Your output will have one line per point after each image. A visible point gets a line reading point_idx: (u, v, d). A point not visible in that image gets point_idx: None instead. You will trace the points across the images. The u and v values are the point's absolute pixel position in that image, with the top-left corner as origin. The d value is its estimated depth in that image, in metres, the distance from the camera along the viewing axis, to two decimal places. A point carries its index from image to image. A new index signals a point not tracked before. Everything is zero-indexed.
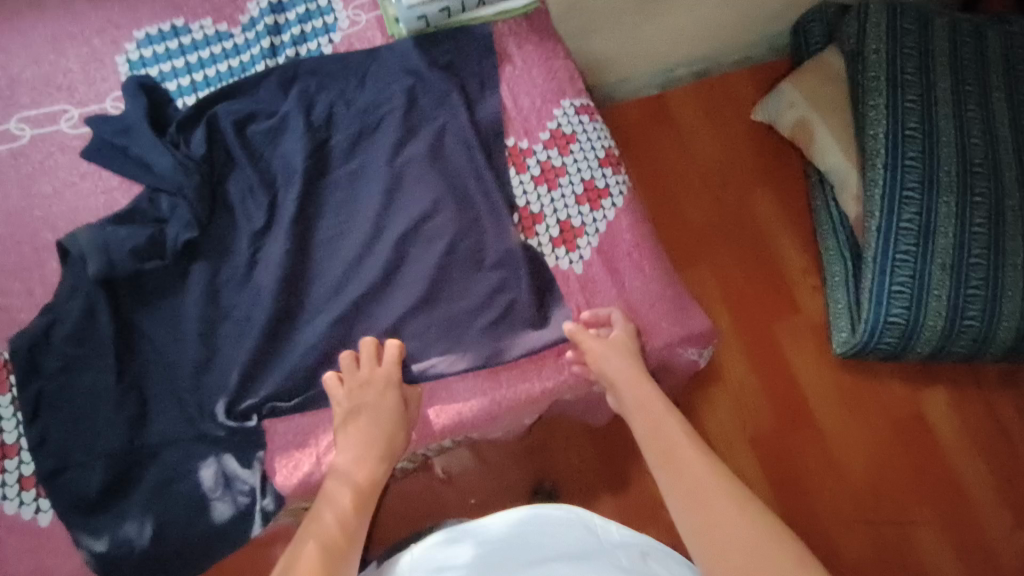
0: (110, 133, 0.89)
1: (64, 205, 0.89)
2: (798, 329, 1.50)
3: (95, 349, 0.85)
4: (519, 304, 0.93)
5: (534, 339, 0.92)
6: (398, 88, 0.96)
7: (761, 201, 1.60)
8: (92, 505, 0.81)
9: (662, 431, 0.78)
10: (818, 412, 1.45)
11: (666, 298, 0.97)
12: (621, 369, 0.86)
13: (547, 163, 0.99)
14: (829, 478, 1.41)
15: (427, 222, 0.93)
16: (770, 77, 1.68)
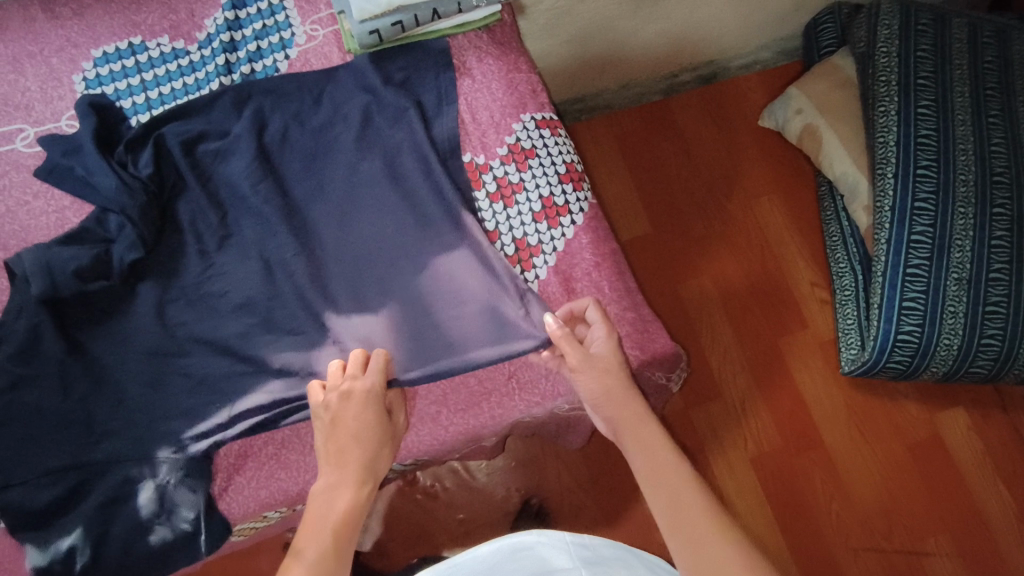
0: (60, 154, 0.87)
1: (17, 225, 0.88)
2: (804, 345, 1.42)
3: (42, 368, 0.79)
4: (488, 316, 0.86)
5: (505, 346, 0.85)
6: (353, 105, 0.94)
7: (768, 208, 1.52)
8: (32, 520, 0.76)
9: (658, 458, 0.73)
10: (826, 434, 1.37)
11: (627, 321, 0.90)
12: (602, 387, 0.78)
13: (504, 179, 0.95)
14: (837, 503, 1.32)
15: (384, 240, 0.89)
16: (779, 80, 1.61)
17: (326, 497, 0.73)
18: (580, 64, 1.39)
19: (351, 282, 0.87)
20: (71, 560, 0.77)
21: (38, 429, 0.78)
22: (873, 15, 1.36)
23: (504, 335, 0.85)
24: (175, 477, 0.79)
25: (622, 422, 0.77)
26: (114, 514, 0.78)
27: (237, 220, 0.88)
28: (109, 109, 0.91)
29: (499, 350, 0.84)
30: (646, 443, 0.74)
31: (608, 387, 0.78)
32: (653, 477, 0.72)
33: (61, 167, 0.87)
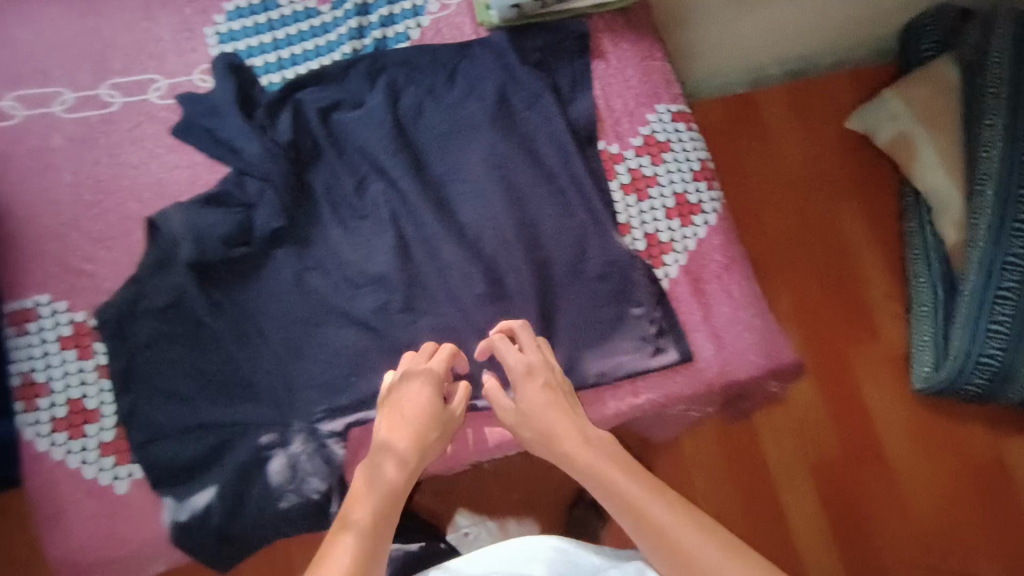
0: (200, 114, 0.87)
1: (150, 177, 0.86)
2: (874, 359, 1.28)
3: (184, 327, 0.82)
4: (634, 317, 0.87)
5: (644, 360, 0.86)
6: (490, 84, 0.92)
7: (845, 213, 1.36)
8: (177, 475, 0.79)
9: (618, 491, 0.71)
10: (899, 463, 1.24)
11: (754, 327, 0.88)
12: (529, 431, 0.78)
13: (638, 171, 0.92)
14: (896, 523, 1.21)
15: (524, 228, 0.88)
16: (868, 75, 1.42)
17: (371, 485, 0.71)
18: (730, 46, 1.31)
19: (480, 265, 0.87)
20: (207, 517, 0.78)
21: (166, 378, 0.81)
22: (987, 22, 1.20)
23: (648, 343, 0.86)
24: (306, 446, 0.81)
25: (573, 457, 0.75)
26: (249, 477, 0.80)
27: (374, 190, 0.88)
28: (245, 70, 0.89)
29: (638, 362, 0.86)
30: (599, 475, 0.73)
31: (533, 421, 0.78)
32: (617, 501, 0.71)
33: (202, 128, 0.87)
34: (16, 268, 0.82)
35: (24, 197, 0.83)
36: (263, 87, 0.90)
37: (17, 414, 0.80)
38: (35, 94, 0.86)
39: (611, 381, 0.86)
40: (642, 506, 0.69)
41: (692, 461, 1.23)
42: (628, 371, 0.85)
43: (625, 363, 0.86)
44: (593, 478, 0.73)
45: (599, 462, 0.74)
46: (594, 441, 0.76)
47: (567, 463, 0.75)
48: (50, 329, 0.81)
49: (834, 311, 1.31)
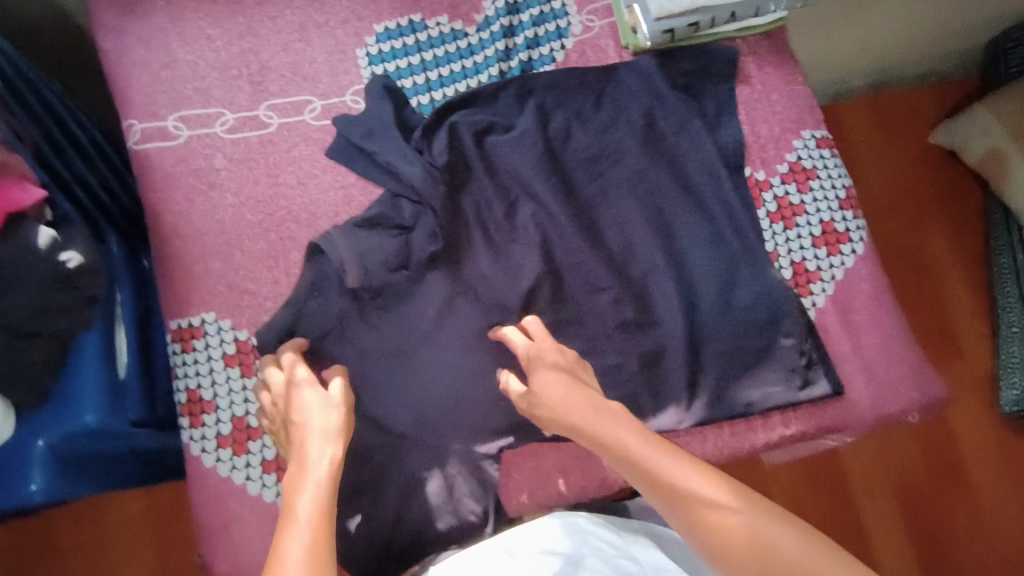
0: (357, 136, 0.87)
1: (306, 197, 0.87)
2: (959, 375, 1.36)
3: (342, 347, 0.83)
4: (782, 349, 0.86)
5: (793, 392, 0.85)
6: (637, 109, 0.91)
7: (932, 231, 1.44)
8: (340, 496, 0.80)
9: (664, 480, 0.61)
10: (979, 489, 1.31)
11: (905, 362, 0.87)
12: (548, 406, 0.70)
13: (784, 199, 0.91)
14: (977, 541, 1.28)
15: (672, 255, 0.88)
16: (953, 96, 1.51)
17: (304, 479, 0.63)
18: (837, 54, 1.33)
19: (629, 291, 0.87)
20: (370, 539, 0.80)
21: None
22: None
23: (795, 377, 0.85)
24: (462, 469, 0.82)
25: (625, 448, 0.64)
26: (410, 498, 0.81)
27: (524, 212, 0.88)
28: (399, 92, 0.89)
29: (787, 395, 0.85)
30: (593, 436, 0.66)
31: (563, 407, 0.69)
32: (634, 469, 0.63)
33: (357, 149, 0.88)
34: (184, 285, 0.83)
35: (190, 216, 0.85)
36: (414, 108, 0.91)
37: (184, 429, 0.80)
38: (198, 114, 0.88)
39: (756, 413, 0.85)
40: (674, 479, 0.61)
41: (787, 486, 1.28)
42: (774, 404, 0.85)
43: (769, 396, 0.85)
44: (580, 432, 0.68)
45: (624, 431, 0.66)
46: (596, 404, 0.68)
47: (577, 432, 0.68)
48: (216, 346, 0.83)
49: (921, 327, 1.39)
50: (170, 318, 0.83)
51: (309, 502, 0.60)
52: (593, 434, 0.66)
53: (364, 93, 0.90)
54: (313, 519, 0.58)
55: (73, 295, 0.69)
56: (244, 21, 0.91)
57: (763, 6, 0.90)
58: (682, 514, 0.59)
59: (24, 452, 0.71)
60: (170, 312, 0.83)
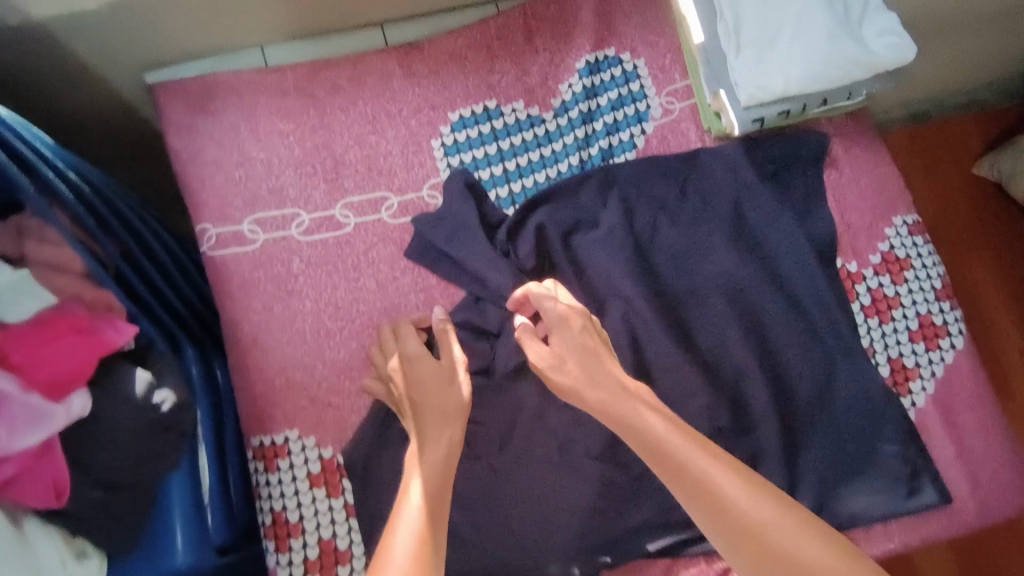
0: (440, 238, 0.84)
1: (387, 302, 0.84)
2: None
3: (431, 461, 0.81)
4: (885, 455, 0.82)
5: (899, 502, 0.81)
6: (725, 201, 0.88)
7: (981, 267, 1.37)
8: None
9: (671, 461, 0.63)
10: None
11: (1011, 465, 0.84)
12: (597, 400, 0.69)
13: (879, 292, 0.87)
14: None
15: (767, 355, 0.85)
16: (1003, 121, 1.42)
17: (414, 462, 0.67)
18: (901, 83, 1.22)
19: (724, 394, 0.83)
20: None
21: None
22: None
23: (901, 484, 0.81)
24: None
25: (634, 425, 0.66)
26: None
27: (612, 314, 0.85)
28: (480, 187, 0.86)
29: (892, 505, 0.81)
30: (640, 439, 0.66)
31: (602, 407, 0.69)
32: (644, 445, 0.65)
33: (440, 251, 0.85)
34: (266, 400, 0.81)
35: (270, 325, 0.82)
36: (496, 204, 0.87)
37: (270, 555, 0.77)
38: (274, 216, 0.85)
39: (860, 525, 0.81)
40: (673, 450, 0.64)
41: None
42: (878, 514, 0.81)
43: (871, 506, 0.81)
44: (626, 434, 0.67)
45: (661, 430, 0.65)
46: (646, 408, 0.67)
47: (622, 431, 0.67)
48: (300, 466, 0.79)
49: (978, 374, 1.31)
50: (250, 435, 0.80)
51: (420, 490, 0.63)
52: (637, 430, 0.66)
53: (443, 188, 0.86)
54: (421, 506, 0.61)
55: (163, 440, 0.69)
56: (316, 114, 0.88)
57: (856, 90, 0.86)
58: (722, 531, 0.59)
59: None
60: (252, 428, 0.80)
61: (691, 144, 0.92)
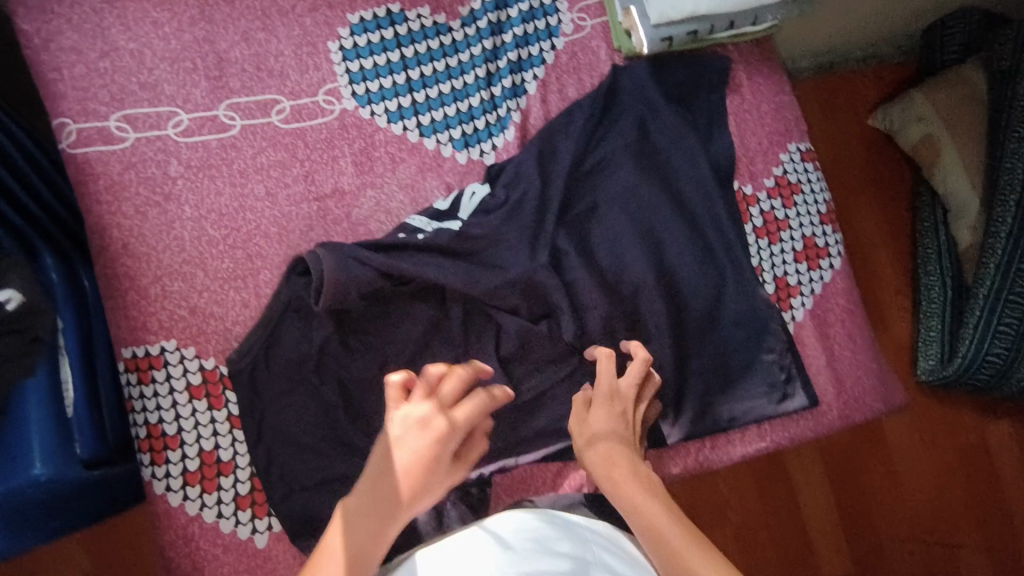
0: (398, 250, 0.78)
1: (275, 210, 0.80)
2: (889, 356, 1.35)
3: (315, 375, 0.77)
4: (762, 363, 0.88)
5: (771, 406, 0.88)
6: (630, 120, 0.87)
7: (873, 214, 1.39)
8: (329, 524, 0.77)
9: (620, 491, 0.64)
10: (891, 450, 1.33)
11: (871, 372, 0.93)
12: (621, 505, 0.63)
13: (770, 214, 0.92)
14: (895, 506, 1.32)
15: (665, 270, 0.87)
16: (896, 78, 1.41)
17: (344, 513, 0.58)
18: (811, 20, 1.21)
19: (620, 308, 0.85)
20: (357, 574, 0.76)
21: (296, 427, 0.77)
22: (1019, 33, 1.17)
23: (772, 390, 0.88)
24: (452, 495, 0.79)
25: (601, 467, 0.67)
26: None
27: (506, 227, 0.81)
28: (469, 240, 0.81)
29: (765, 409, 0.88)
30: (658, 544, 0.57)
31: (625, 501, 0.63)
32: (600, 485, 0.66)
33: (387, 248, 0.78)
34: (139, 311, 0.76)
35: (141, 230, 0.76)
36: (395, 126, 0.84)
37: (146, 467, 0.75)
38: (147, 114, 0.78)
39: (734, 427, 0.88)
40: (620, 488, 0.64)
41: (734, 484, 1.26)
42: (751, 418, 0.88)
43: (736, 409, 0.88)
44: (651, 542, 0.58)
45: (676, 540, 0.57)
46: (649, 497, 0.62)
47: (635, 520, 0.60)
48: (179, 378, 0.77)
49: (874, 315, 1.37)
50: (122, 346, 0.76)
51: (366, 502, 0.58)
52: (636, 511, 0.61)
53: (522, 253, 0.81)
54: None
55: (13, 340, 0.63)
56: (196, 4, 0.80)
57: (761, 15, 0.87)
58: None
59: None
60: (123, 338, 0.76)
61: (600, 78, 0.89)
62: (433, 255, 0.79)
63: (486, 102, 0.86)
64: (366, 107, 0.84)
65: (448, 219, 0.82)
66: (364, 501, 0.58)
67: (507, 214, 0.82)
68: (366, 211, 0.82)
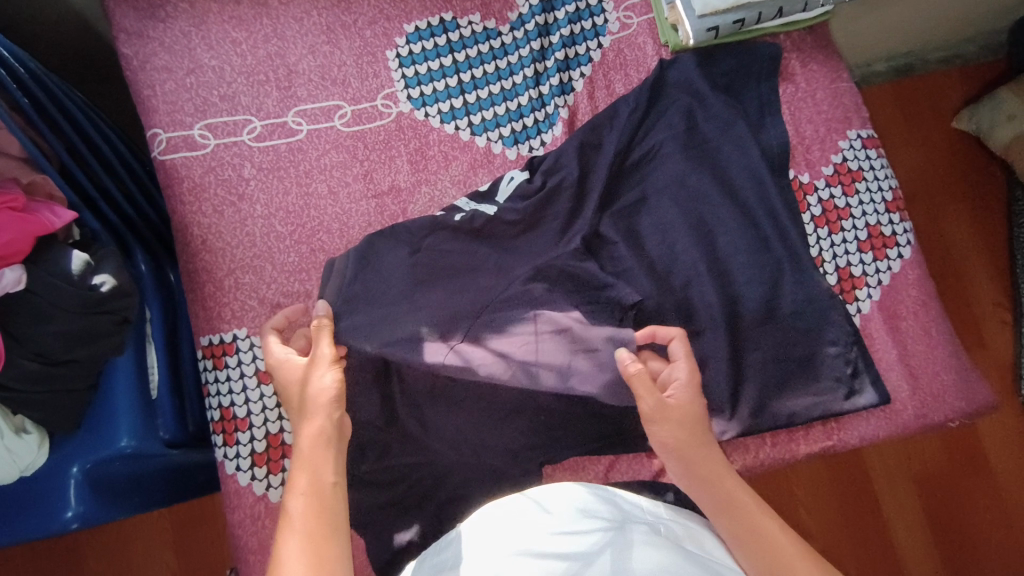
0: (445, 242, 0.80)
1: (337, 207, 0.86)
2: (981, 370, 1.24)
3: (364, 366, 0.78)
4: (828, 358, 0.83)
5: (837, 402, 0.83)
6: (676, 110, 0.87)
7: (960, 222, 1.29)
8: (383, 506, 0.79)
9: (730, 496, 0.64)
10: (1000, 478, 1.20)
11: (952, 368, 0.85)
12: (705, 490, 0.65)
13: (830, 203, 0.89)
14: (1001, 534, 1.18)
15: (717, 258, 0.84)
16: (981, 78, 1.33)
17: (297, 469, 0.60)
18: (881, 26, 1.17)
19: (671, 299, 0.83)
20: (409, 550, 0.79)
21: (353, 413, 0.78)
22: None
23: (841, 386, 0.83)
24: (503, 483, 0.79)
25: (712, 478, 0.66)
26: (454, 512, 0.79)
27: (550, 217, 0.82)
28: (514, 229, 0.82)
29: (832, 406, 0.83)
30: (745, 525, 0.62)
31: (718, 496, 0.64)
32: (709, 489, 0.65)
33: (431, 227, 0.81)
34: (214, 300, 0.82)
35: (218, 228, 0.83)
36: (447, 127, 0.88)
37: (219, 448, 0.79)
38: (225, 122, 0.86)
39: (799, 424, 0.83)
40: (738, 501, 0.64)
41: (811, 494, 1.19)
42: (817, 414, 0.83)
43: (798, 405, 0.83)
44: (734, 520, 0.63)
45: (792, 552, 0.60)
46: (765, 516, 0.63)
47: (728, 517, 0.63)
48: (249, 363, 0.81)
49: (970, 331, 1.25)
50: (200, 334, 0.82)
51: (311, 445, 0.61)
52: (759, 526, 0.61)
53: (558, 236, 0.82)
54: (307, 527, 0.55)
55: (105, 319, 0.70)
56: (270, 24, 0.88)
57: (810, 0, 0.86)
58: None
59: (60, 478, 0.72)
60: (200, 328, 0.82)
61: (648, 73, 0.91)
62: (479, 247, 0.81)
63: (535, 100, 0.89)
64: (420, 109, 0.88)
65: (487, 202, 0.84)
66: (300, 443, 0.61)
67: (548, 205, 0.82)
68: (421, 206, 0.87)
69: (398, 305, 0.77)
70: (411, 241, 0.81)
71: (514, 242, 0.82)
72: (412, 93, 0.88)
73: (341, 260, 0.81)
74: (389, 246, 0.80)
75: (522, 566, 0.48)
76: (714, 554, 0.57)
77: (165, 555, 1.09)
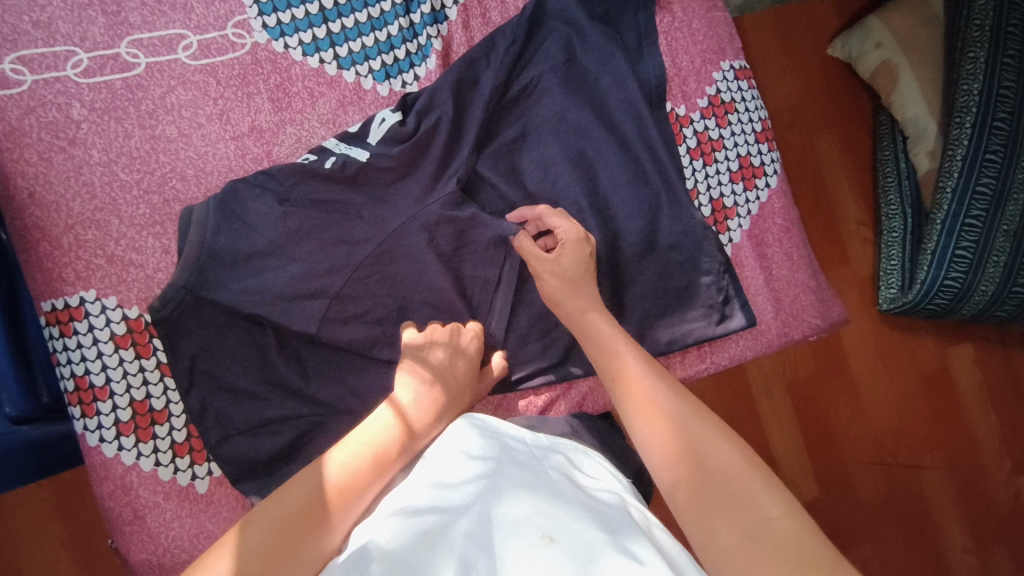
0: (314, 188, 0.76)
1: (191, 151, 0.78)
2: (844, 284, 1.35)
3: (235, 322, 0.74)
4: (703, 287, 0.87)
5: (711, 327, 0.87)
6: (554, 41, 0.84)
7: (829, 147, 1.37)
8: (260, 467, 0.75)
9: (596, 342, 0.67)
10: (857, 378, 1.34)
11: (810, 289, 0.93)
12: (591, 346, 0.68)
13: (704, 134, 0.91)
14: (857, 428, 1.33)
15: (597, 195, 0.84)
16: (851, 6, 1.38)
17: (298, 485, 0.55)
18: None
19: None
20: None
21: (228, 372, 0.75)
22: None
23: (714, 313, 0.87)
24: None
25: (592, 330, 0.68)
26: None
27: (426, 158, 0.79)
28: (388, 170, 0.78)
29: (706, 331, 0.87)
30: (613, 369, 0.64)
31: (593, 340, 0.68)
32: (593, 344, 0.68)
33: (298, 171, 0.76)
34: (52, 261, 0.74)
35: (48, 178, 0.74)
36: (310, 61, 0.81)
37: (77, 419, 0.73)
38: (43, 55, 0.74)
39: (674, 351, 0.87)
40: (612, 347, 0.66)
41: None
42: (693, 340, 0.87)
43: (675, 333, 0.86)
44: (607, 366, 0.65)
45: (639, 378, 0.61)
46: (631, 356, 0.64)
47: (603, 362, 0.65)
48: (102, 328, 0.74)
49: (831, 242, 1.36)
50: (39, 300, 0.74)
51: (330, 480, 0.55)
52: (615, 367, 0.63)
53: (435, 179, 0.79)
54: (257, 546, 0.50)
55: None
56: None
57: None
58: (682, 470, 0.53)
59: None
60: (40, 292, 0.74)
61: (524, 1, 0.87)
62: (351, 191, 0.77)
63: (406, 30, 0.83)
64: (279, 40, 0.80)
65: (357, 143, 0.79)
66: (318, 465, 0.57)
67: (425, 144, 0.79)
68: (287, 148, 0.80)
69: (269, 258, 0.74)
70: (278, 190, 0.75)
71: (388, 187, 0.78)
72: (267, 22, 0.80)
73: (200, 209, 0.73)
74: (247, 200, 0.74)
75: (393, 522, 0.49)
76: (591, 476, 0.60)
77: (37, 539, 1.02)
